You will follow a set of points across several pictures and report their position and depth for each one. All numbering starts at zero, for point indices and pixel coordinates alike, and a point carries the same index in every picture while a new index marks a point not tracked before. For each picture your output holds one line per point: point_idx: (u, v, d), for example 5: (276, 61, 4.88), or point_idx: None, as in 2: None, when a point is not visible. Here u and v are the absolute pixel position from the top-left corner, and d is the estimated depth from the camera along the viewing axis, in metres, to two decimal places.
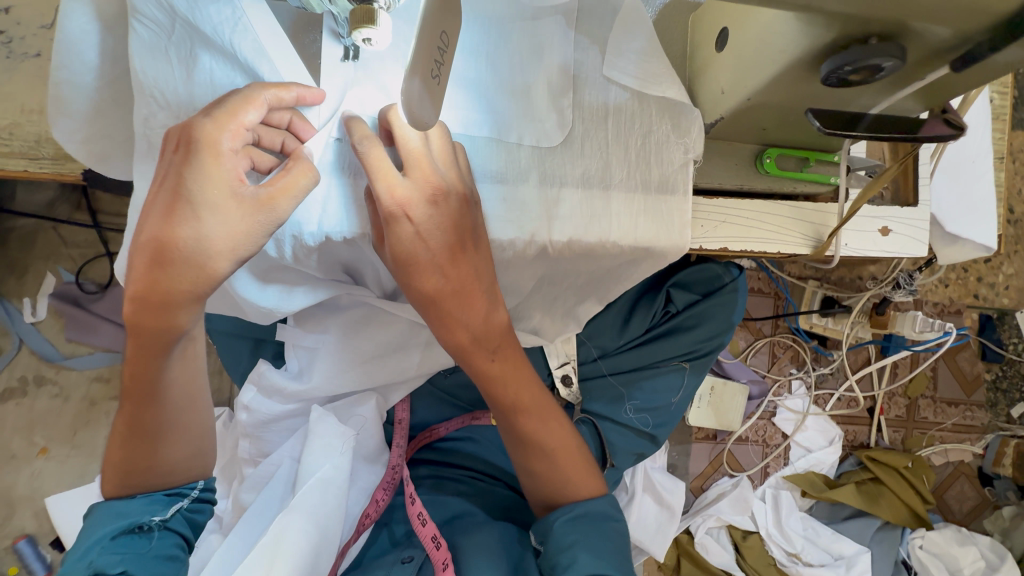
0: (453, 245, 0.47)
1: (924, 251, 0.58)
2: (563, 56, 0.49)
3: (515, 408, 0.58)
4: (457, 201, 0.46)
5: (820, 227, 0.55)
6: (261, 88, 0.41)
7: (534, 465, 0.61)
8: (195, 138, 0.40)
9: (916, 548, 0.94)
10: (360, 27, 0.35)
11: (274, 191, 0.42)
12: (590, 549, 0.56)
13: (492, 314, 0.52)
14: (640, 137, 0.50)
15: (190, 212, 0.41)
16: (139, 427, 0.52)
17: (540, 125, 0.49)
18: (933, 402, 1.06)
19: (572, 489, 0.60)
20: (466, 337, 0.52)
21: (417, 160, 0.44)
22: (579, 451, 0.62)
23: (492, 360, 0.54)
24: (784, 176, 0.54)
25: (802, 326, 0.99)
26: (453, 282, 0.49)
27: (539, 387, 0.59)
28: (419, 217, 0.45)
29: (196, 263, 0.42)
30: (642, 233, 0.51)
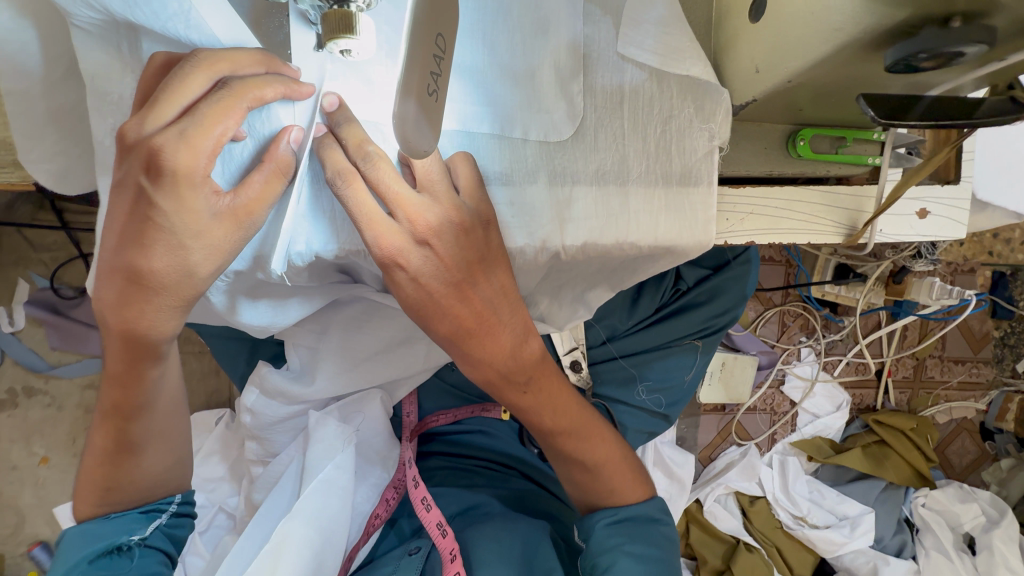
0: (458, 283, 0.44)
1: (963, 233, 0.54)
2: (572, 32, 0.42)
3: (558, 432, 0.56)
4: (452, 234, 0.41)
5: (855, 213, 0.51)
6: (237, 95, 0.33)
7: (576, 476, 0.59)
8: (161, 162, 0.34)
9: (918, 506, 0.96)
10: (335, 37, 0.30)
11: (248, 201, 0.36)
12: (630, 553, 0.55)
13: (524, 343, 0.48)
14: (660, 125, 0.44)
15: (172, 242, 0.37)
16: (121, 437, 0.48)
17: (548, 116, 0.43)
18: (940, 361, 1.05)
19: (612, 493, 0.60)
20: (495, 373, 0.49)
21: (399, 203, 0.39)
22: (624, 459, 0.60)
23: (524, 394, 0.52)
24: (818, 159, 0.48)
25: (814, 294, 0.96)
26: (467, 322, 0.45)
27: (577, 407, 0.56)
28: (413, 264, 0.42)
29: (182, 286, 0.39)
30: (665, 231, 0.47)
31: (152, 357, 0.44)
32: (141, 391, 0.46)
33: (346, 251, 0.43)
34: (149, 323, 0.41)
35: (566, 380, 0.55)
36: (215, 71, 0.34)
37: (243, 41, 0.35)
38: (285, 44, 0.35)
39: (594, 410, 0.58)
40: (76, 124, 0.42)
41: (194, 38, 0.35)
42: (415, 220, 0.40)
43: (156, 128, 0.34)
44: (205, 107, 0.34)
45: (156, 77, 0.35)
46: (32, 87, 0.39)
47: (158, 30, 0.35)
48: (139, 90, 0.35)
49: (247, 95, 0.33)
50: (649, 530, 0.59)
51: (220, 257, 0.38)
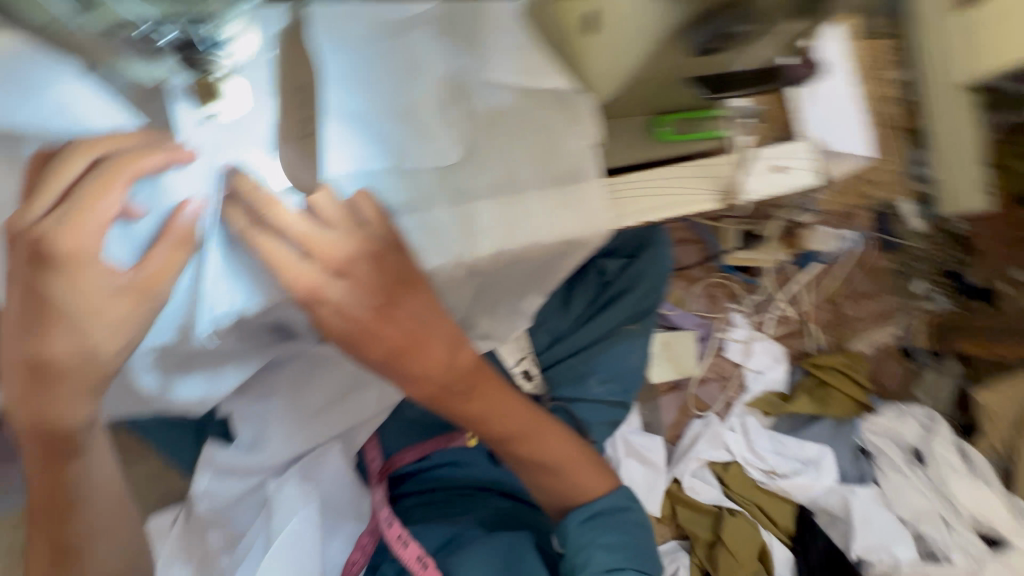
0: (380, 306, 0.44)
1: (812, 180, 0.64)
2: (443, 67, 0.46)
3: (508, 434, 0.58)
4: (368, 264, 0.43)
5: (728, 178, 0.59)
6: (114, 172, 0.37)
7: (539, 477, 0.61)
8: (49, 248, 0.37)
9: (868, 434, 1.03)
10: (206, 100, 0.37)
11: (148, 276, 0.38)
12: (604, 546, 0.58)
13: (456, 351, 0.49)
14: (538, 133, 0.50)
15: (70, 324, 0.39)
16: (58, 544, 0.49)
17: (435, 143, 0.47)
18: (851, 298, 1.17)
19: (578, 488, 0.61)
20: (432, 386, 0.51)
21: (306, 240, 0.40)
22: (582, 454, 0.62)
23: (469, 401, 0.54)
24: (679, 139, 0.55)
25: (728, 262, 1.05)
26: (399, 341, 0.47)
27: (525, 408, 0.58)
28: (336, 298, 0.43)
29: (86, 368, 0.41)
30: (567, 225, 0.52)
31: (74, 451, 0.45)
32: (70, 487, 0.46)
33: (272, 304, 0.41)
34: (61, 413, 0.42)
35: (508, 384, 0.57)
36: (91, 153, 0.37)
37: (123, 121, 0.37)
38: (166, 122, 0.38)
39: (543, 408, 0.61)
40: None
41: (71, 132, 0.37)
42: (318, 254, 0.40)
43: (39, 216, 0.37)
44: (88, 186, 0.37)
45: (36, 174, 0.37)
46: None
47: (37, 130, 0.36)
48: (26, 183, 0.37)
49: (128, 170, 0.37)
50: (621, 520, 0.61)
51: (123, 331, 0.40)
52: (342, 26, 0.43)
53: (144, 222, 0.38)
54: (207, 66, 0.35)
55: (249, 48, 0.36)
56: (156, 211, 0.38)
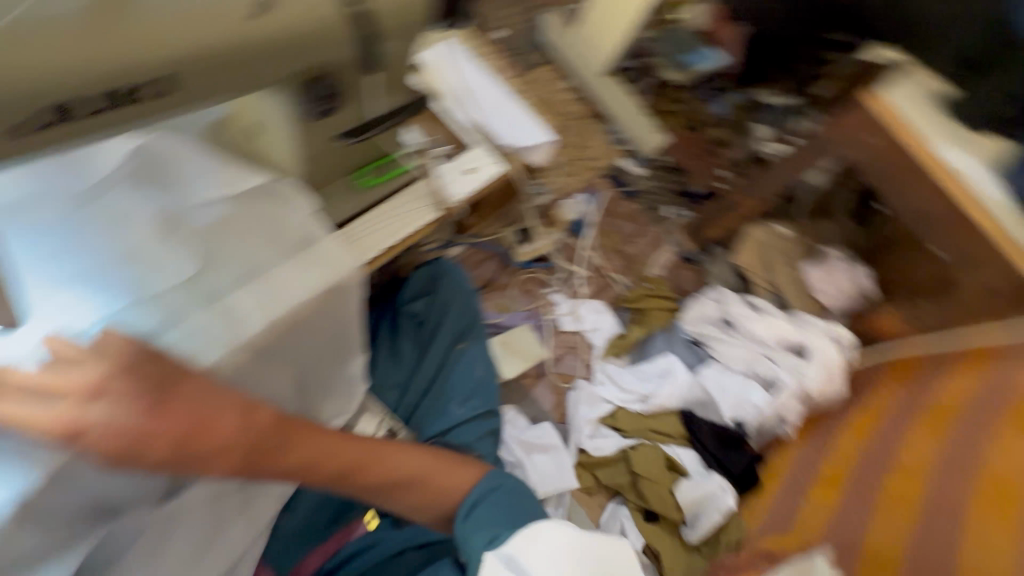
0: (148, 407, 0.43)
1: (501, 164, 0.81)
2: (151, 208, 0.56)
3: (352, 471, 0.55)
4: (121, 377, 0.43)
5: (436, 195, 0.75)
6: None
7: (406, 499, 0.59)
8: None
9: (690, 327, 1.24)
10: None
11: None
12: (480, 526, 0.57)
13: (249, 415, 0.47)
14: (261, 223, 0.60)
15: None
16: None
17: (170, 267, 0.54)
18: (629, 239, 1.40)
19: (447, 491, 0.60)
20: (236, 461, 0.46)
21: (57, 385, 0.43)
22: (437, 457, 0.61)
23: (288, 454, 0.50)
24: (379, 181, 0.72)
25: (522, 259, 1.24)
26: (180, 430, 0.44)
27: (354, 439, 0.56)
28: (95, 418, 0.42)
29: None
30: (319, 278, 0.60)
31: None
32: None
33: (59, 468, 0.45)
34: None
35: (333, 429, 0.55)
36: None
37: None
38: None
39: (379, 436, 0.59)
40: None
41: None
42: (62, 392, 0.42)
43: None
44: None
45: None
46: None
47: None
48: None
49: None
50: (499, 499, 0.60)
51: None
52: (43, 213, 0.52)
53: None
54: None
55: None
56: None
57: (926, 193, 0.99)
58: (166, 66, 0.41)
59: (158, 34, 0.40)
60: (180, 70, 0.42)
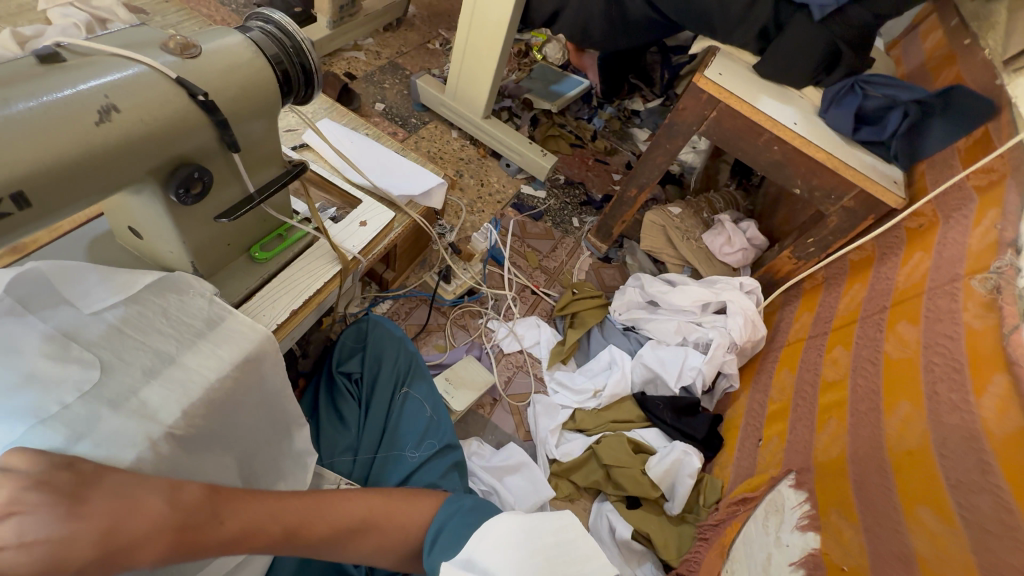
0: (63, 513, 0.42)
1: (392, 213, 0.88)
2: (42, 331, 0.53)
3: (296, 530, 0.54)
4: (32, 491, 0.42)
5: (330, 250, 0.78)
6: None
7: (365, 547, 0.57)
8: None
9: (620, 316, 1.31)
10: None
11: None
12: (445, 549, 0.55)
13: (176, 495, 0.48)
14: (161, 315, 0.62)
15: None
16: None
17: (67, 381, 0.53)
18: (548, 254, 1.49)
19: (407, 531, 0.58)
20: (166, 545, 0.46)
21: None
22: (390, 497, 0.60)
23: (225, 523, 0.50)
24: (276, 252, 0.75)
25: (451, 296, 1.28)
26: (101, 527, 0.43)
27: (297, 496, 0.56)
28: (7, 537, 0.41)
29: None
30: (231, 354, 0.62)
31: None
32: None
33: None
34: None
35: (272, 492, 0.55)
36: None
37: None
38: None
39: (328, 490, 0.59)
40: None
41: None
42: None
43: None
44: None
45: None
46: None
47: None
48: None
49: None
50: (463, 518, 0.58)
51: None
52: None
53: None
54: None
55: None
56: None
57: (771, 145, 1.13)
58: (20, 181, 0.43)
59: (15, 151, 0.42)
60: (37, 184, 0.44)
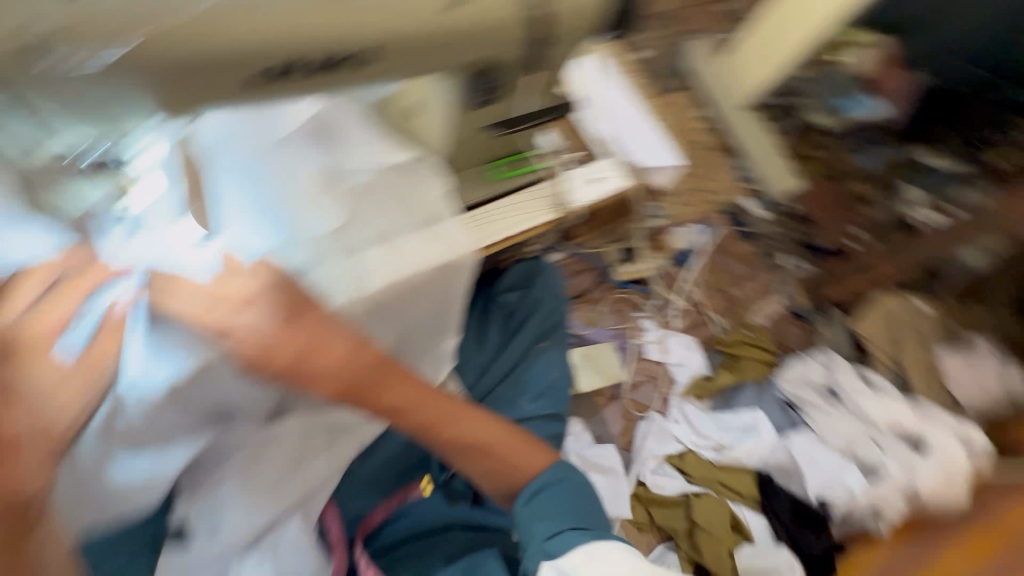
0: (281, 320, 0.49)
1: (623, 186, 0.85)
2: (320, 164, 0.63)
3: (431, 428, 0.57)
4: (269, 293, 0.50)
5: (557, 196, 0.77)
6: (80, 278, 0.49)
7: (479, 468, 0.61)
8: (17, 338, 0.45)
9: (786, 385, 1.15)
10: (127, 194, 0.51)
11: (92, 357, 0.48)
12: (543, 517, 0.60)
13: (358, 347, 0.52)
14: (403, 192, 0.67)
15: (25, 405, 0.44)
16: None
17: (324, 213, 0.62)
18: (738, 282, 1.32)
19: (520, 472, 0.62)
20: (340, 384, 0.50)
21: (219, 292, 0.50)
22: (514, 435, 0.62)
23: (385, 394, 0.53)
24: (512, 176, 0.75)
25: (620, 278, 1.23)
26: (302, 344, 0.49)
27: (443, 398, 0.58)
28: (241, 324, 0.49)
29: (43, 436, 0.44)
30: (441, 253, 0.66)
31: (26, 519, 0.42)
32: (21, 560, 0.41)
33: (202, 369, 0.52)
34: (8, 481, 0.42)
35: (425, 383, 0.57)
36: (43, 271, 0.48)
37: (34, 254, 0.48)
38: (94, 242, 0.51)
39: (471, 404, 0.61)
40: None
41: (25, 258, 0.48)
42: (225, 298, 0.50)
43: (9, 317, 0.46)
44: (50, 294, 0.47)
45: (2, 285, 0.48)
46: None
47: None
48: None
49: (82, 282, 0.49)
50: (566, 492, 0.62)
51: (80, 409, 0.47)
52: (233, 151, 0.59)
53: (86, 325, 0.48)
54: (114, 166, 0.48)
55: (152, 156, 0.50)
56: (93, 310, 0.49)
57: None
58: (376, 38, 0.45)
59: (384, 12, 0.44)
60: (385, 45, 0.46)
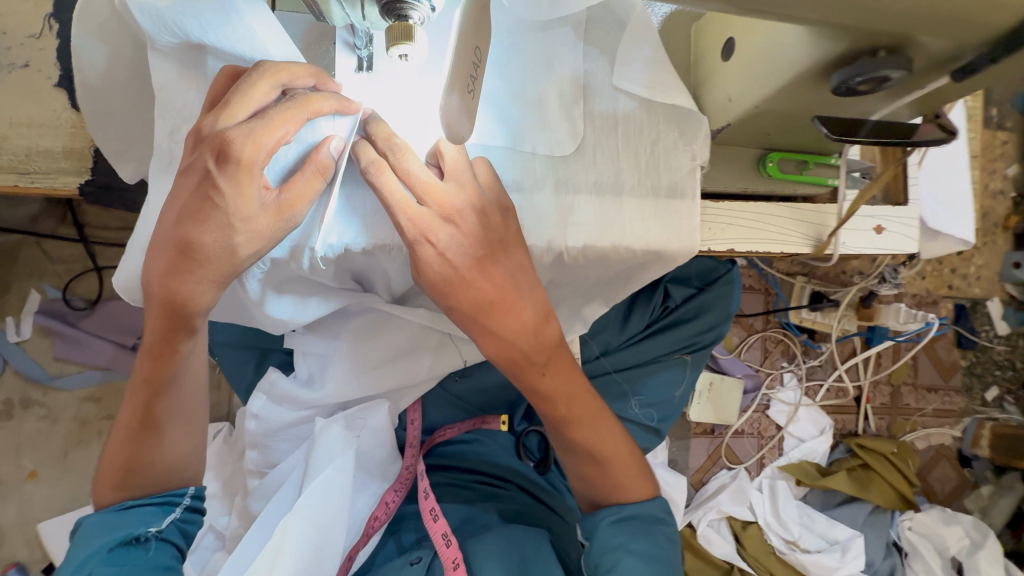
0: (478, 258, 0.49)
1: (913, 248, 0.60)
2: (575, 67, 0.51)
3: (569, 422, 0.60)
4: (473, 216, 0.48)
5: (820, 227, 0.58)
6: (301, 104, 0.41)
7: (586, 470, 0.64)
8: (229, 151, 0.39)
9: (905, 529, 0.99)
10: (396, 45, 0.36)
11: (291, 197, 0.42)
12: (634, 553, 0.60)
13: (544, 326, 0.54)
14: (649, 146, 0.52)
15: (222, 221, 0.41)
16: (146, 414, 0.51)
17: (553, 134, 0.50)
18: (914, 389, 1.10)
19: (623, 493, 0.64)
20: (513, 351, 0.54)
21: (428, 190, 0.46)
22: (631, 456, 0.65)
23: (543, 375, 0.56)
24: (785, 179, 0.56)
25: (792, 321, 1.02)
26: (490, 295, 0.50)
27: (588, 397, 0.61)
28: (441, 240, 0.47)
29: (223, 262, 0.42)
30: (654, 236, 0.53)
31: (185, 330, 0.45)
32: (171, 365, 0.48)
33: (374, 246, 0.48)
34: (188, 294, 0.43)
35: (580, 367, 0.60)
36: (278, 77, 0.41)
37: (293, 57, 0.44)
38: (329, 66, 0.47)
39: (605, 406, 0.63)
40: (145, 103, 0.52)
41: (256, 56, 0.44)
42: (426, 202, 0.46)
43: (231, 122, 0.40)
44: (271, 112, 0.40)
45: (225, 82, 0.43)
46: (98, 85, 0.50)
47: (227, 49, 0.44)
48: (212, 94, 0.43)
49: (307, 108, 0.41)
50: (656, 533, 0.63)
51: (262, 242, 0.42)
52: (499, 19, 0.48)
53: (291, 153, 0.44)
54: (404, 11, 0.36)
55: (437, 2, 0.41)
56: (301, 143, 0.44)
57: None
58: None
59: None
60: None
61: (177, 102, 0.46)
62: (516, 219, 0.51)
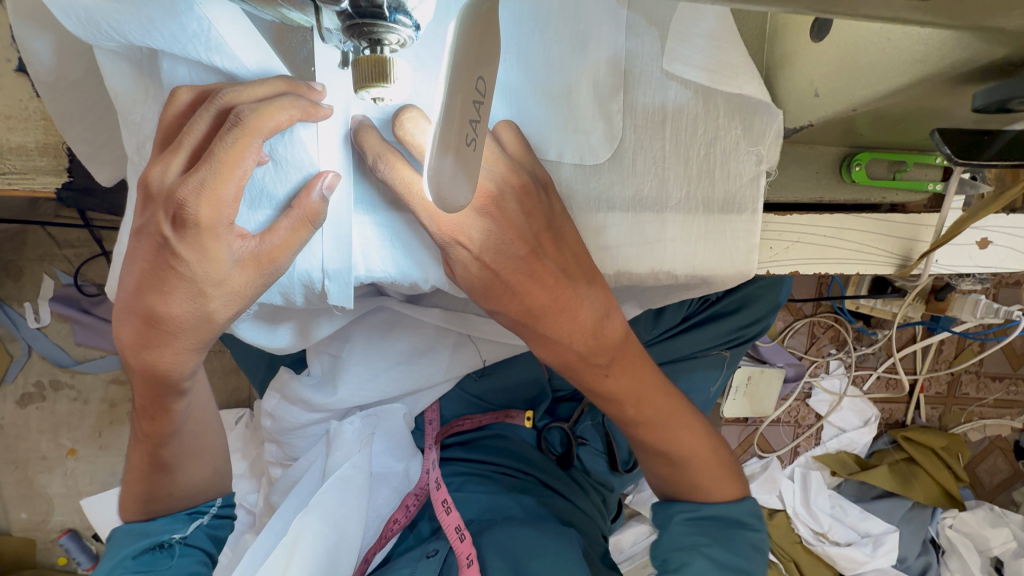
0: (526, 253, 0.42)
1: None
2: (617, 45, 0.39)
3: (641, 423, 0.57)
4: (514, 201, 0.39)
5: (910, 243, 0.48)
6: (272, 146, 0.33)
7: (662, 470, 0.61)
8: (185, 214, 0.34)
9: (945, 527, 0.95)
10: (368, 87, 0.25)
11: (273, 247, 0.36)
12: (708, 555, 0.56)
13: (605, 325, 0.47)
14: (704, 147, 0.42)
15: (193, 289, 0.36)
16: (153, 459, 0.51)
17: (585, 137, 0.40)
18: (977, 378, 1.00)
19: (703, 493, 0.61)
20: (573, 353, 0.49)
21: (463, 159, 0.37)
22: (715, 455, 0.61)
23: (606, 375, 0.51)
24: (874, 186, 0.45)
25: (847, 306, 0.92)
26: (543, 301, 0.44)
27: (663, 399, 0.56)
28: (475, 240, 0.40)
29: (199, 328, 0.39)
30: (703, 260, 0.44)
31: (174, 393, 0.46)
32: (167, 422, 0.49)
33: (384, 280, 0.43)
34: (167, 364, 0.41)
35: (649, 365, 0.55)
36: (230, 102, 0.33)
37: (271, 66, 0.35)
38: (309, 60, 0.34)
39: (686, 405, 0.59)
40: (106, 109, 0.47)
41: (216, 60, 0.34)
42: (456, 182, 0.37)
43: (169, 175, 0.34)
44: (217, 151, 0.33)
45: (180, 118, 0.35)
46: (50, 77, 0.43)
47: (180, 53, 0.34)
48: (160, 130, 0.35)
49: (261, 129, 0.32)
50: (737, 538, 0.59)
51: (239, 302, 0.38)
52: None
53: (278, 182, 0.37)
54: (378, 34, 0.24)
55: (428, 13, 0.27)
56: (280, 164, 0.36)
57: None
58: None
59: None
60: None
61: (134, 112, 0.37)
62: (559, 195, 0.42)
